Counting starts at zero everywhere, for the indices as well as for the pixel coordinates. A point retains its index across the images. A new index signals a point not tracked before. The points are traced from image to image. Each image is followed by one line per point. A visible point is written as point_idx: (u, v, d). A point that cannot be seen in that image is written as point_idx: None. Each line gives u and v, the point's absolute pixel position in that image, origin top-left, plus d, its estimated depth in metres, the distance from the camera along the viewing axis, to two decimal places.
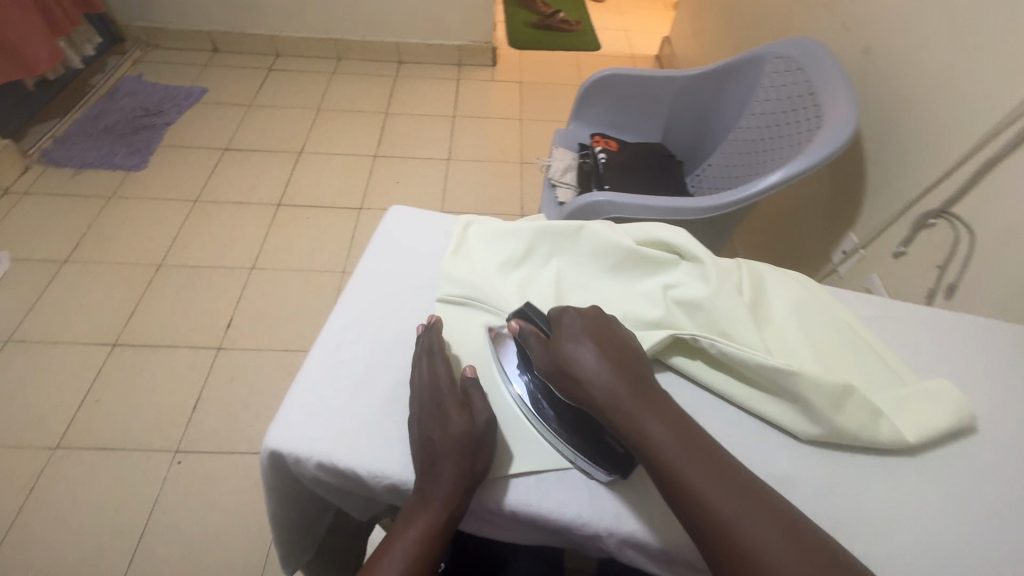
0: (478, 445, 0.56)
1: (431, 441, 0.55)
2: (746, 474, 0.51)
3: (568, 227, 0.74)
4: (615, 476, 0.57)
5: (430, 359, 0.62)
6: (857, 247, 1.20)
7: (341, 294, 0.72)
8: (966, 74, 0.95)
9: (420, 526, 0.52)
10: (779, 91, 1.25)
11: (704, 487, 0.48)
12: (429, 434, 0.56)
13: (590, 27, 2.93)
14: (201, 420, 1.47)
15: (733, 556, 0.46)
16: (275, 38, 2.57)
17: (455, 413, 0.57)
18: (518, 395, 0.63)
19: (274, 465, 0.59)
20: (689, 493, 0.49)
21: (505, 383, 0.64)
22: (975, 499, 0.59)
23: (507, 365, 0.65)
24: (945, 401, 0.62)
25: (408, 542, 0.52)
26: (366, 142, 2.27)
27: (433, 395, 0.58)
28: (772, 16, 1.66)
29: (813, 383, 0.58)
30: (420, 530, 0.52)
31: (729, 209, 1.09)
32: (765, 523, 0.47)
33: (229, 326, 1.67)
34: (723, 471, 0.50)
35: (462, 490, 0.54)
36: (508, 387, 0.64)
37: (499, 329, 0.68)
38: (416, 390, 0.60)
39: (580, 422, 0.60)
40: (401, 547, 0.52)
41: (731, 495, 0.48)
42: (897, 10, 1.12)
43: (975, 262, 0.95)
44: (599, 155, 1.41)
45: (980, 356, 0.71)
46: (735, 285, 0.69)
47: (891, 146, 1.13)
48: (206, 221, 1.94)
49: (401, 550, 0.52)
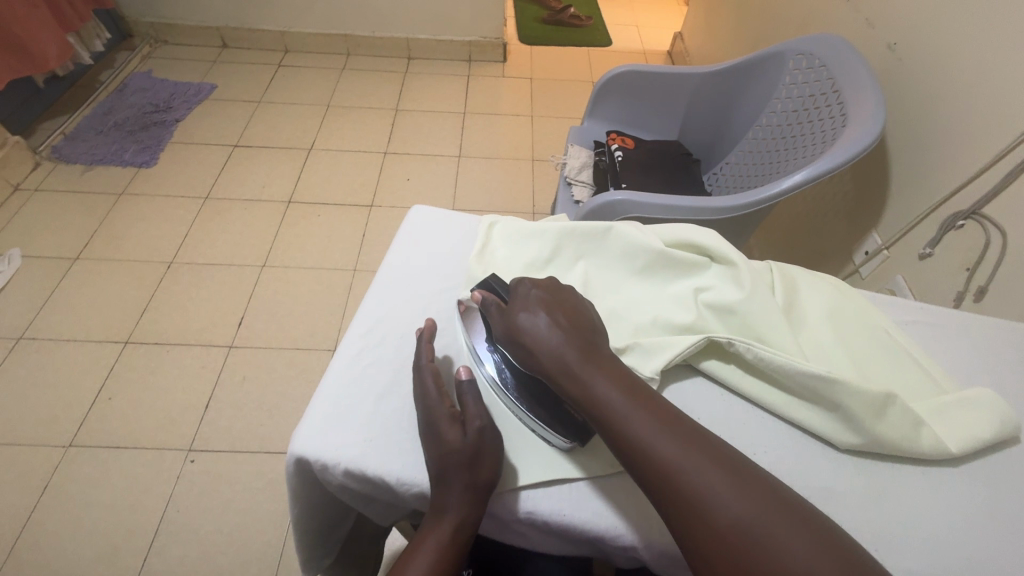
0: (479, 453, 0.54)
1: (433, 457, 0.54)
2: (696, 428, 0.50)
3: (596, 228, 0.72)
4: (579, 443, 0.57)
5: (420, 371, 0.60)
6: (880, 248, 1.18)
7: (365, 297, 0.71)
8: (998, 71, 0.93)
9: (432, 544, 0.51)
10: (802, 88, 1.22)
11: (682, 459, 0.47)
12: (429, 450, 0.55)
13: (601, 23, 2.90)
14: (214, 419, 1.46)
15: (681, 510, 0.46)
16: (285, 34, 2.55)
17: (449, 425, 0.55)
18: (487, 374, 0.62)
19: (300, 472, 0.58)
20: (637, 451, 0.49)
21: (476, 364, 0.64)
22: (1021, 512, 0.57)
23: (477, 343, 0.64)
24: (983, 408, 0.60)
25: (425, 559, 0.51)
26: (376, 139, 2.25)
27: (428, 405, 0.57)
28: (790, 12, 1.63)
29: (854, 391, 0.56)
30: (433, 549, 0.51)
31: (751, 208, 1.07)
32: (711, 473, 0.46)
33: (241, 324, 1.66)
34: (698, 441, 0.48)
35: (476, 499, 0.53)
36: (479, 368, 0.63)
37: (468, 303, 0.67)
38: (416, 402, 0.58)
39: (547, 395, 0.59)
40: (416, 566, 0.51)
41: (723, 475, 0.46)
42: (924, 5, 1.09)
43: (1006, 264, 0.93)
44: (616, 154, 1.37)
45: (1020, 364, 0.69)
46: (768, 289, 0.67)
47: (916, 145, 1.11)
48: (217, 218, 1.94)
49: (419, 568, 0.51)
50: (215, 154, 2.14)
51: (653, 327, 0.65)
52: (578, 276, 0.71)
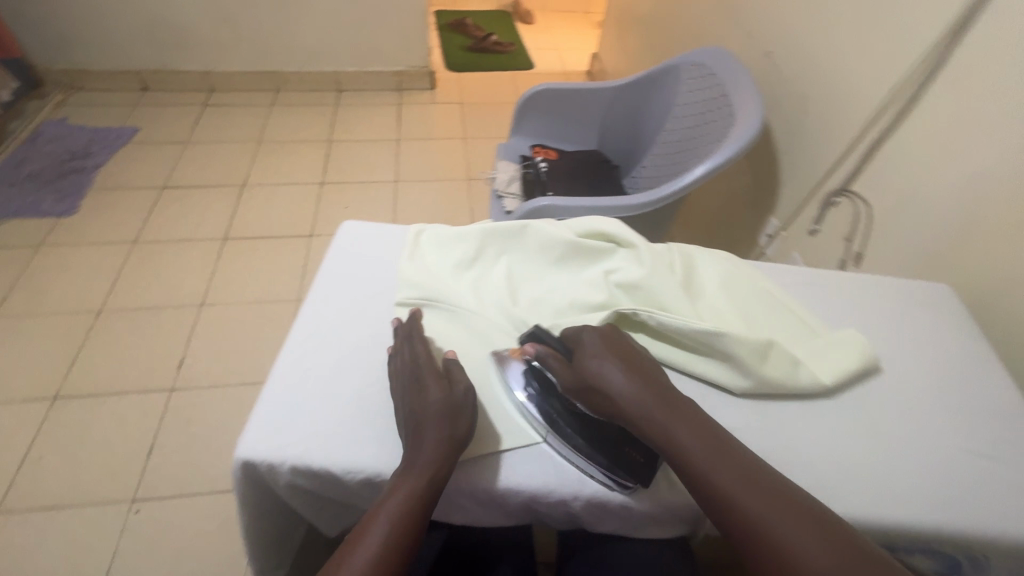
0: (455, 413, 0.59)
1: (415, 411, 0.59)
2: (776, 478, 0.54)
3: (513, 227, 0.80)
4: (637, 485, 0.60)
5: (409, 342, 0.66)
6: (778, 230, 1.32)
7: (301, 308, 0.74)
8: (848, 70, 1.09)
9: (404, 492, 0.54)
10: (696, 95, 1.38)
11: (761, 507, 0.51)
12: (412, 406, 0.59)
13: (523, 48, 3.06)
14: (158, 465, 1.41)
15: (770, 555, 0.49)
16: (209, 74, 2.54)
17: (431, 385, 0.60)
18: (529, 411, 0.64)
19: (247, 477, 0.60)
20: (725, 499, 0.53)
21: (507, 396, 0.66)
22: (890, 430, 0.67)
23: (511, 382, 0.66)
24: (852, 347, 0.71)
25: (393, 510, 0.54)
26: (312, 171, 2.27)
27: (415, 369, 0.62)
28: (685, 29, 1.81)
29: (738, 340, 0.66)
30: (404, 496, 0.54)
31: (661, 203, 1.18)
32: (795, 523, 0.50)
33: (181, 366, 1.62)
34: (775, 487, 0.53)
35: (449, 450, 0.57)
36: (511, 397, 0.65)
37: (503, 352, 0.69)
38: (398, 369, 0.64)
39: (602, 436, 0.62)
40: (386, 515, 0.54)
41: (798, 522, 0.50)
42: (788, 18, 1.26)
43: (874, 232, 1.08)
44: (541, 164, 1.51)
45: (883, 311, 0.81)
46: (667, 266, 0.76)
47: (795, 137, 1.26)
48: (149, 262, 1.88)
49: (385, 519, 0.53)
50: (145, 196, 2.10)
51: (571, 306, 0.72)
52: (503, 271, 0.78)
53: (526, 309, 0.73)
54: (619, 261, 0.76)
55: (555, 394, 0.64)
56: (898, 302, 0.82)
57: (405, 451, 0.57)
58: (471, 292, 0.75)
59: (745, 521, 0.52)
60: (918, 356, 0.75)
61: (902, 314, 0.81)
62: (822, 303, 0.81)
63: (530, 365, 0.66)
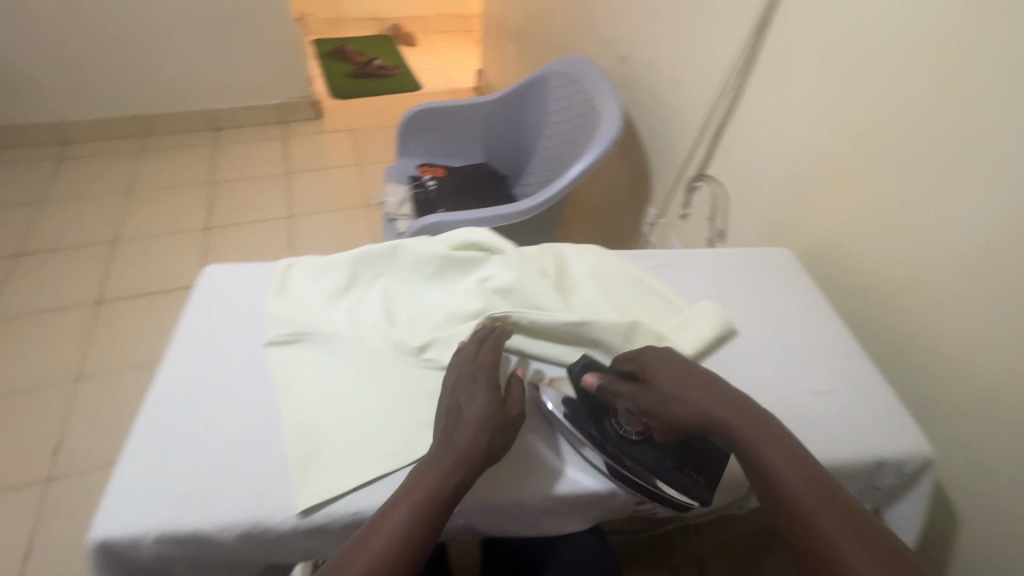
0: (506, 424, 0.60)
1: (461, 410, 0.60)
2: (850, 498, 0.55)
3: (383, 248, 0.80)
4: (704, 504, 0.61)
5: (480, 344, 0.67)
6: (656, 218, 1.42)
7: (161, 364, 0.69)
8: (689, 67, 1.21)
9: (427, 484, 0.54)
10: (567, 101, 1.43)
11: (832, 526, 0.53)
12: (460, 404, 0.60)
13: (409, 70, 3.07)
14: (38, 568, 1.24)
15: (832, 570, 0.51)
16: (62, 125, 2.31)
17: (489, 389, 0.61)
18: (596, 452, 0.63)
19: (107, 558, 0.55)
20: (802, 515, 0.54)
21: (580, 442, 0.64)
22: (751, 385, 0.74)
23: (580, 426, 0.63)
24: (708, 315, 0.79)
25: (413, 501, 0.53)
26: (194, 216, 2.12)
27: (479, 373, 0.63)
28: (554, 40, 1.91)
29: (604, 326, 0.71)
30: (427, 488, 0.54)
31: (542, 206, 1.22)
32: (860, 542, 0.52)
33: (58, 450, 1.44)
34: (840, 503, 0.54)
35: (483, 450, 0.57)
36: (583, 444, 0.63)
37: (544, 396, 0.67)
38: (455, 368, 0.65)
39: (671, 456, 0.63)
40: (406, 506, 0.53)
41: (862, 542, 0.52)
42: (635, 24, 1.38)
43: (733, 211, 1.19)
44: (430, 184, 1.51)
45: (737, 280, 0.89)
46: (538, 268, 0.80)
47: (657, 132, 1.37)
48: (6, 340, 1.67)
49: (407, 506, 0.53)
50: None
51: (449, 319, 0.73)
52: (380, 295, 0.78)
53: (405, 328, 0.74)
54: (492, 268, 0.79)
55: (619, 423, 0.64)
56: (749, 270, 0.91)
57: (436, 446, 0.57)
58: (348, 320, 0.74)
59: (822, 536, 0.53)
60: (768, 314, 0.84)
61: (753, 280, 0.90)
62: (683, 281, 0.88)
63: (592, 398, 0.65)
